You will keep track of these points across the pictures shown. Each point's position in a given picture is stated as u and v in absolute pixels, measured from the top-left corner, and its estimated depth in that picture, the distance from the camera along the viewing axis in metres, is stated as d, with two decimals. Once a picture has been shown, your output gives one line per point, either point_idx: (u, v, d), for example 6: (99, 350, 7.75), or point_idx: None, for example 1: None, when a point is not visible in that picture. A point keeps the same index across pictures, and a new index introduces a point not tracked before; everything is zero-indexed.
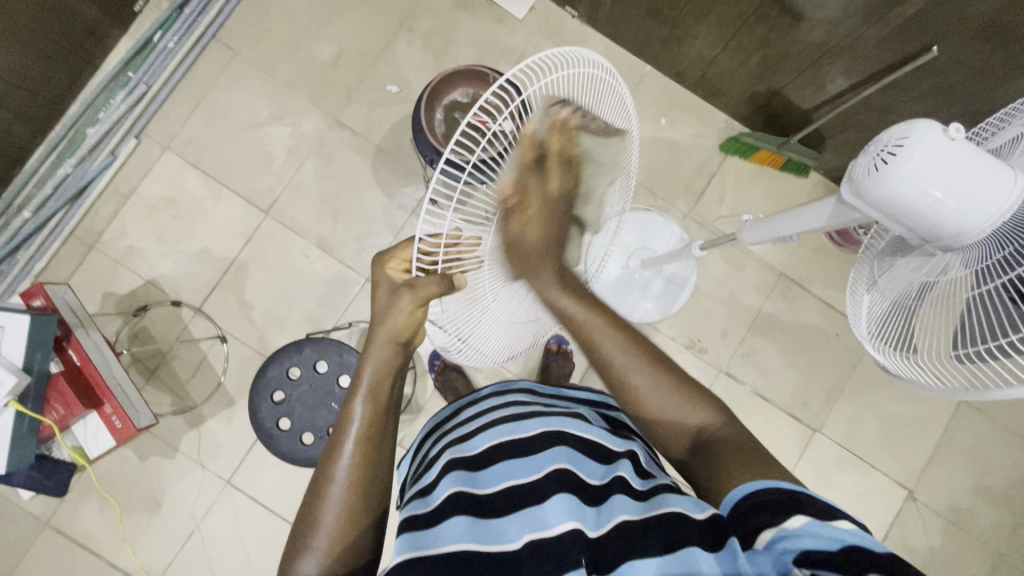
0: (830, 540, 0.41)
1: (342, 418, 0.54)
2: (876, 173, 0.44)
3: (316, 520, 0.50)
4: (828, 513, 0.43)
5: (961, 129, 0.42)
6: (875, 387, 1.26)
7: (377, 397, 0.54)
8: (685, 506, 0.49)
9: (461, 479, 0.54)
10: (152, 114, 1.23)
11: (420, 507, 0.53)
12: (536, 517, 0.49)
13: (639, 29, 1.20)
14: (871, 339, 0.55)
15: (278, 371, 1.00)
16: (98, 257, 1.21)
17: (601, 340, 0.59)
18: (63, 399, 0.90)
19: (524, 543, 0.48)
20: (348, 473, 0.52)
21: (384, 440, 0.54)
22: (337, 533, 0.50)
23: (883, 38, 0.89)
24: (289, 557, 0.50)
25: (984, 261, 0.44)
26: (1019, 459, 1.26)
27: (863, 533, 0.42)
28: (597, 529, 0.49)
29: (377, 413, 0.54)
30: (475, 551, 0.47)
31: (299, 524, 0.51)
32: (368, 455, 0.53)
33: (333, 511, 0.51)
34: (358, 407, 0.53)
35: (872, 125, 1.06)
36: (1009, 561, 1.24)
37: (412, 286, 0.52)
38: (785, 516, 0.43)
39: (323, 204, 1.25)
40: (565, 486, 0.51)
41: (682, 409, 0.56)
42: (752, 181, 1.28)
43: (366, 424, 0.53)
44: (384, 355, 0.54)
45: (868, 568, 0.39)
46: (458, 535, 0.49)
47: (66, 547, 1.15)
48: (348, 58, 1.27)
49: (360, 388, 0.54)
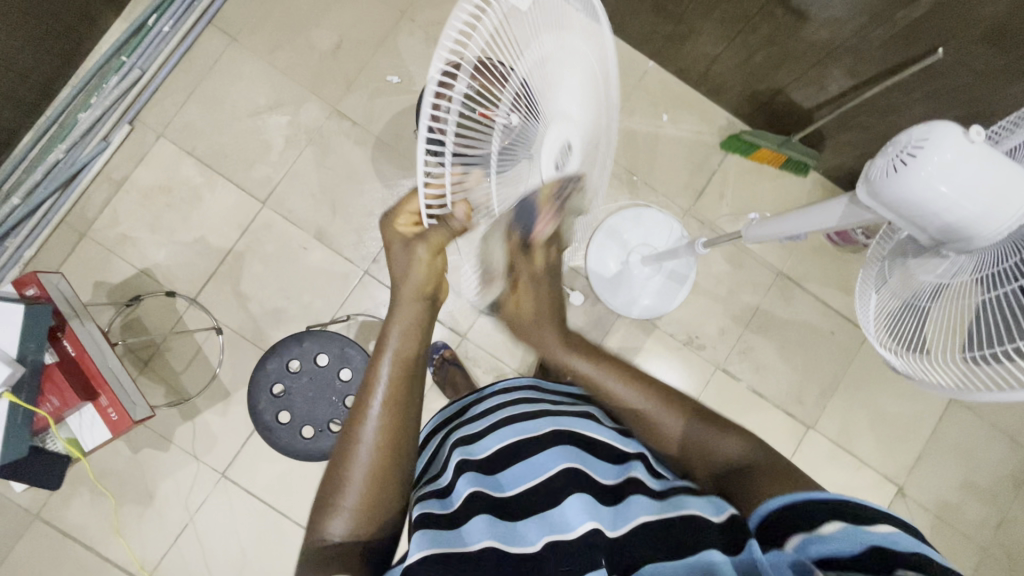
0: (859, 542, 0.42)
1: (367, 382, 0.54)
2: (895, 174, 0.44)
3: (343, 481, 0.51)
4: (865, 520, 0.44)
5: (980, 132, 0.43)
6: (868, 385, 1.28)
7: (403, 357, 0.54)
8: (702, 509, 0.51)
9: (477, 480, 0.54)
10: (145, 100, 1.20)
11: (437, 506, 0.53)
12: (556, 519, 0.49)
13: (643, 24, 1.19)
14: (880, 339, 0.55)
15: (277, 364, 0.99)
16: (90, 246, 1.18)
17: (600, 381, 0.67)
18: (58, 391, 0.89)
19: (544, 544, 0.48)
20: (372, 435, 0.52)
21: (411, 401, 0.54)
22: (366, 495, 0.51)
23: (890, 38, 0.89)
24: (317, 516, 0.52)
25: (995, 267, 0.45)
26: (1006, 456, 1.28)
27: (899, 536, 0.42)
28: (615, 530, 0.49)
29: (405, 374, 0.54)
30: (497, 549, 0.47)
31: (326, 484, 0.52)
32: (394, 417, 0.53)
33: (361, 473, 0.51)
34: (384, 370, 0.53)
35: (873, 126, 1.07)
36: (993, 555, 1.27)
37: (424, 238, 0.49)
38: (821, 523, 0.44)
39: (322, 195, 1.23)
40: (582, 486, 0.51)
41: (680, 426, 0.61)
42: (752, 179, 1.29)
43: (392, 385, 0.53)
44: (414, 303, 0.53)
45: (897, 565, 0.39)
46: (482, 532, 0.49)
47: (57, 539, 1.13)
48: (348, 47, 1.25)
49: (386, 351, 0.54)
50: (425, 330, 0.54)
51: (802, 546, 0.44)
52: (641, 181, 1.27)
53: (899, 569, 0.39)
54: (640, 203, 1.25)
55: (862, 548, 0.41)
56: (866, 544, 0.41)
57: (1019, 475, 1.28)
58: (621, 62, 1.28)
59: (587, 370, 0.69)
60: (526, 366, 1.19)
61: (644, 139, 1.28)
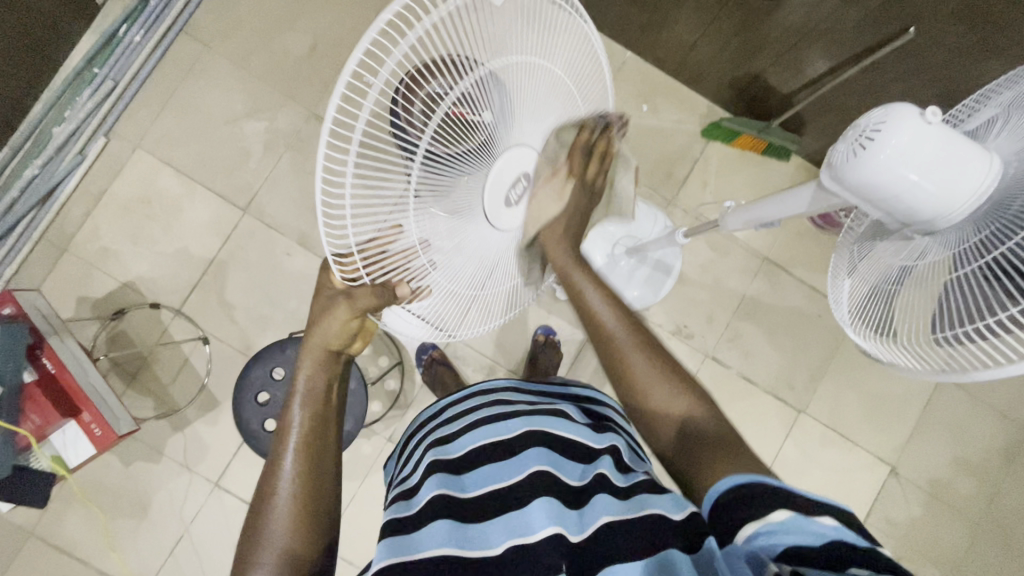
0: (812, 536, 0.42)
1: (280, 431, 0.57)
2: (855, 159, 0.44)
3: (264, 528, 0.52)
4: (812, 510, 0.44)
5: (937, 112, 0.42)
6: (857, 366, 1.28)
7: (314, 404, 0.58)
8: (663, 507, 0.50)
9: (444, 483, 0.54)
10: (119, 111, 1.17)
11: (402, 510, 0.54)
12: (519, 522, 0.49)
13: (618, 15, 1.19)
14: (853, 324, 0.55)
15: (261, 372, 0.99)
16: (73, 261, 1.18)
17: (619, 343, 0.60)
18: (40, 409, 0.90)
19: (506, 547, 0.48)
20: (290, 482, 0.54)
21: (325, 441, 0.58)
22: (287, 538, 0.52)
23: (861, 19, 0.89)
24: (237, 570, 0.51)
25: (963, 243, 0.44)
26: (996, 432, 1.29)
27: (843, 528, 0.43)
28: (580, 532, 0.49)
29: (316, 417, 0.58)
30: (456, 555, 0.47)
31: (246, 535, 0.52)
32: (307, 461, 0.56)
33: (280, 518, 0.52)
34: (295, 416, 0.57)
35: (851, 107, 1.06)
36: (987, 530, 1.27)
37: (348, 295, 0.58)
38: (771, 510, 0.45)
39: (303, 200, 1.22)
40: (547, 490, 0.51)
41: (669, 396, 0.58)
42: (734, 166, 1.28)
43: (303, 431, 0.57)
44: (320, 356, 0.60)
45: (849, 561, 0.40)
46: (440, 538, 0.48)
47: (52, 556, 1.13)
48: (322, 49, 1.24)
49: (297, 397, 0.58)
50: (332, 378, 0.60)
51: (753, 536, 0.44)
52: None
53: (851, 567, 0.40)
54: None
55: (817, 543, 0.42)
56: (820, 539, 0.42)
57: (1011, 449, 1.29)
58: None
59: (613, 331, 0.60)
60: (514, 363, 1.19)
61: (625, 130, 1.27)
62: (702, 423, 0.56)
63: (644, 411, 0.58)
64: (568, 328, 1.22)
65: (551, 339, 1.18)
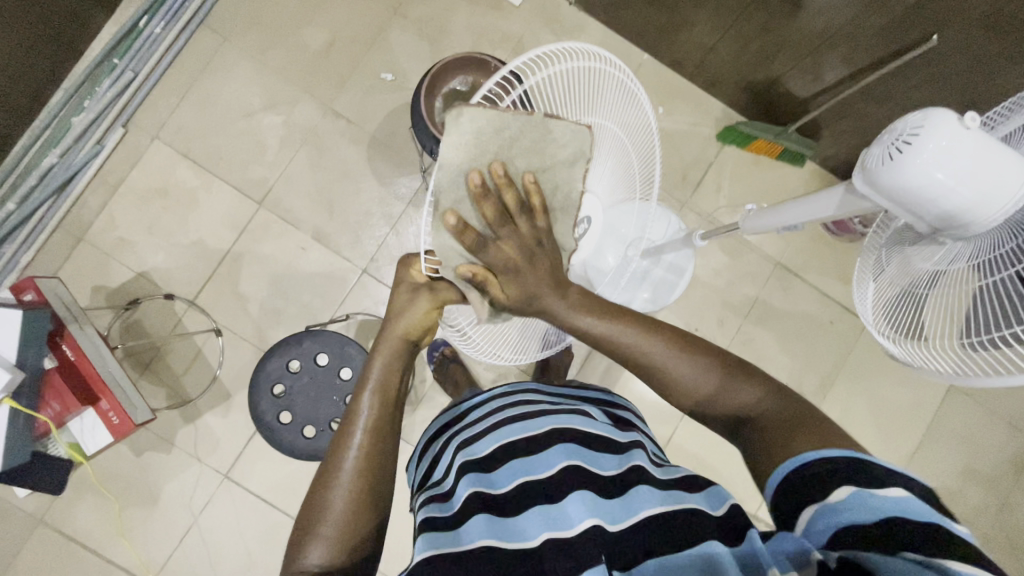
0: (872, 513, 0.42)
1: (351, 410, 0.58)
2: (890, 163, 0.44)
3: (324, 507, 0.53)
4: (877, 484, 0.44)
5: (975, 118, 0.43)
6: (868, 373, 1.28)
7: (387, 385, 0.59)
8: (700, 502, 0.52)
9: (476, 480, 0.56)
10: (139, 102, 1.19)
11: (440, 510, 0.56)
12: (557, 514, 0.51)
13: (636, 17, 1.19)
14: (879, 326, 0.55)
15: (277, 364, 0.99)
16: (87, 250, 1.18)
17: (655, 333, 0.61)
18: (59, 396, 0.91)
19: (544, 539, 0.49)
20: (354, 460, 0.55)
21: (391, 434, 0.58)
22: (343, 520, 0.52)
23: (884, 26, 0.89)
24: (295, 544, 0.52)
25: (994, 250, 0.45)
26: (1005, 442, 1.29)
27: (915, 507, 0.42)
28: (616, 524, 0.50)
29: (384, 408, 0.58)
30: (497, 546, 0.49)
31: (305, 510, 0.54)
32: (373, 450, 0.56)
33: (340, 498, 0.53)
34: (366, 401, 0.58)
35: (869, 114, 1.07)
36: (995, 540, 1.27)
37: (431, 289, 0.62)
38: (833, 489, 0.45)
39: (319, 194, 1.23)
40: (582, 482, 0.53)
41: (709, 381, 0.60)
42: (749, 170, 1.28)
43: (373, 420, 0.57)
44: (394, 346, 0.61)
45: (906, 543, 0.40)
46: (479, 532, 0.51)
47: (62, 544, 1.13)
48: (341, 45, 1.25)
49: (370, 384, 0.59)
50: (401, 371, 0.61)
51: (816, 513, 0.45)
52: None
53: (906, 551, 0.40)
54: None
55: (876, 521, 0.42)
56: (879, 517, 0.42)
57: (1020, 459, 1.29)
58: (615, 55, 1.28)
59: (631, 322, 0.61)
60: (525, 362, 1.20)
61: None
62: (740, 399, 0.58)
63: (672, 387, 0.61)
64: None
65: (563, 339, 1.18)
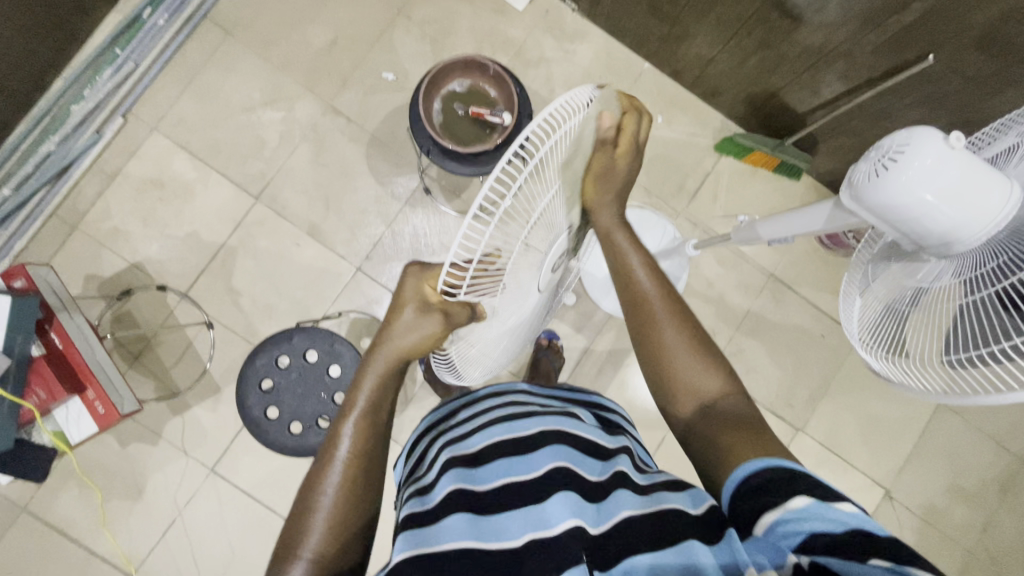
0: (833, 523, 0.44)
1: (332, 434, 0.57)
2: (876, 180, 0.45)
3: (308, 527, 0.53)
4: (829, 496, 0.46)
5: (960, 137, 0.43)
6: (857, 388, 1.29)
7: (370, 412, 0.57)
8: (681, 502, 0.52)
9: (459, 476, 0.56)
10: (139, 93, 1.20)
11: (418, 507, 0.55)
12: (537, 515, 0.50)
13: (639, 26, 1.20)
14: (866, 344, 0.56)
15: (267, 359, 0.99)
16: (81, 239, 1.18)
17: (658, 314, 0.61)
18: (45, 385, 0.89)
19: (525, 540, 0.49)
20: (337, 484, 0.55)
21: (375, 457, 0.57)
22: (325, 539, 0.52)
23: (880, 44, 0.90)
24: (277, 560, 0.52)
25: (978, 269, 0.45)
26: (992, 461, 1.29)
27: (861, 514, 0.45)
28: (597, 527, 0.50)
29: (368, 430, 0.57)
30: (474, 546, 0.49)
31: (289, 527, 0.54)
32: (356, 474, 0.56)
33: (322, 518, 0.53)
34: (350, 423, 0.57)
35: (865, 131, 1.07)
36: (978, 558, 1.27)
37: (444, 311, 0.52)
38: (791, 500, 0.46)
39: (316, 191, 1.23)
40: (567, 484, 0.53)
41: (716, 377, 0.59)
42: (746, 181, 1.29)
43: (359, 443, 0.57)
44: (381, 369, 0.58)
45: (867, 552, 0.42)
46: (459, 534, 0.50)
47: (44, 534, 1.13)
48: (344, 43, 1.25)
49: (356, 405, 0.57)
50: (392, 391, 0.59)
51: (778, 525, 0.45)
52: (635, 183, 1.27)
53: (872, 556, 0.42)
54: (633, 203, 1.24)
55: (836, 532, 0.43)
56: (839, 526, 0.44)
57: (1006, 479, 1.29)
58: (617, 63, 1.28)
59: (647, 289, 0.62)
60: (516, 366, 1.20)
61: None
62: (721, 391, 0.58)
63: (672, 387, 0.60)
64: (572, 334, 1.22)
65: (554, 343, 1.18)
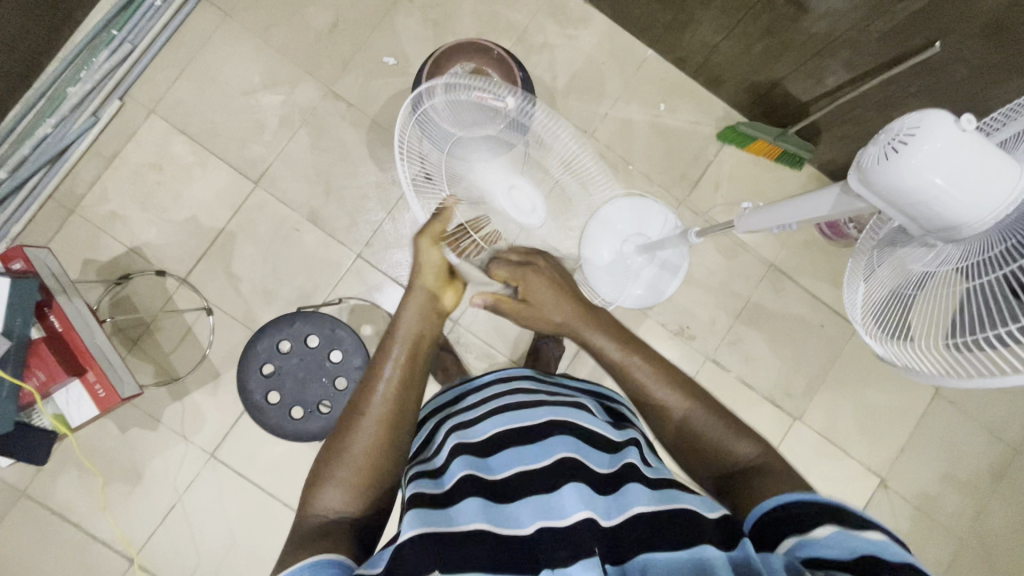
0: (850, 550, 0.43)
1: (380, 358, 0.61)
2: (886, 162, 0.44)
3: (342, 457, 0.56)
4: (858, 525, 0.45)
5: (972, 120, 0.43)
6: (854, 377, 1.30)
7: (413, 338, 0.63)
8: (696, 504, 0.53)
9: (471, 464, 0.57)
10: (136, 75, 1.18)
11: (431, 487, 0.56)
12: (550, 505, 0.51)
13: (643, 12, 1.19)
14: (867, 326, 0.56)
15: (267, 344, 0.99)
16: (79, 223, 1.17)
17: (652, 387, 0.65)
18: (45, 365, 0.89)
19: (536, 528, 0.50)
20: (378, 408, 0.58)
21: (416, 386, 0.61)
22: (361, 468, 0.55)
23: (887, 31, 0.89)
24: (312, 484, 0.55)
25: (985, 253, 0.45)
26: (986, 450, 1.31)
27: (887, 543, 0.44)
28: (609, 519, 0.51)
29: (411, 358, 0.62)
30: (489, 531, 0.50)
31: (324, 457, 0.57)
32: (397, 400, 0.59)
33: (360, 444, 0.56)
34: (396, 351, 0.62)
35: (868, 120, 1.07)
36: (970, 546, 1.29)
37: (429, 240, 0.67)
38: (814, 527, 0.46)
39: (316, 176, 1.22)
40: (577, 474, 0.54)
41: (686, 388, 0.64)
42: (748, 170, 1.28)
43: (400, 370, 0.61)
44: (422, 298, 0.65)
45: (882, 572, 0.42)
46: (472, 515, 0.51)
47: (44, 517, 1.13)
48: (344, 27, 1.23)
49: (398, 334, 0.63)
50: (434, 320, 0.66)
51: (795, 545, 0.46)
52: (637, 171, 1.26)
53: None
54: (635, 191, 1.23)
55: (848, 557, 0.43)
56: (854, 552, 0.43)
57: (999, 469, 1.31)
58: (620, 50, 1.27)
59: (632, 370, 0.66)
60: (516, 354, 1.20)
61: (641, 128, 1.27)
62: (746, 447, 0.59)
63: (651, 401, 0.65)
64: None
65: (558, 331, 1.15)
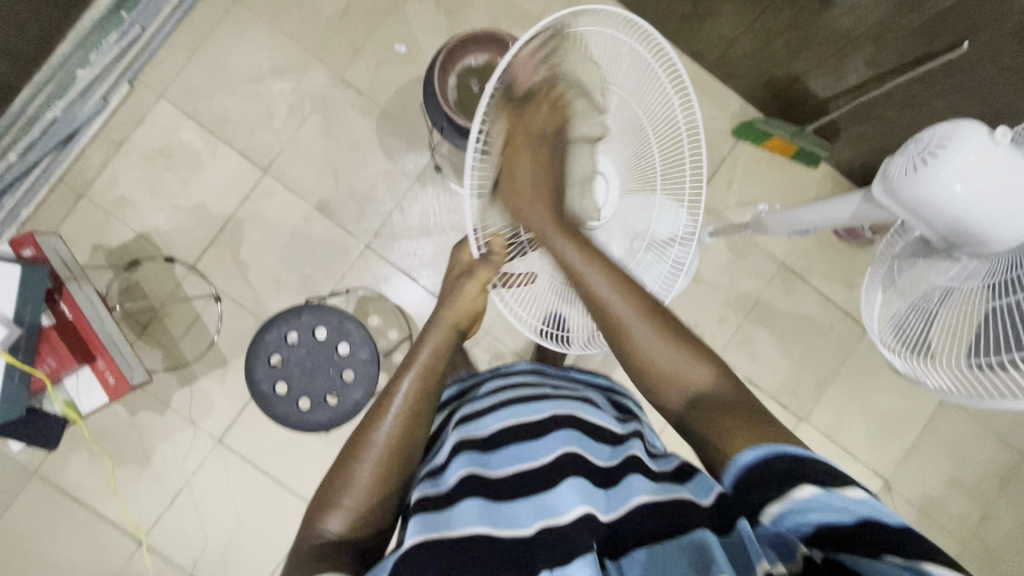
0: (840, 514, 0.43)
1: (389, 394, 0.63)
2: (915, 173, 0.44)
3: (350, 482, 0.56)
4: (838, 483, 0.44)
5: (1007, 132, 0.42)
6: (862, 378, 1.29)
7: (425, 372, 0.66)
8: (692, 492, 0.52)
9: (472, 460, 0.57)
10: (147, 60, 1.17)
11: (431, 488, 0.56)
12: (549, 504, 0.51)
13: (661, 3, 1.16)
14: (885, 339, 0.55)
15: (276, 335, 0.99)
16: (88, 208, 1.17)
17: (679, 377, 0.58)
18: (55, 352, 0.90)
19: (537, 529, 0.50)
20: (386, 437, 0.59)
21: (425, 413, 0.63)
22: (366, 492, 0.56)
23: (914, 29, 0.87)
24: (319, 510, 0.56)
25: (1006, 274, 0.46)
26: (992, 455, 1.30)
27: (874, 502, 0.43)
28: (608, 513, 0.52)
29: (422, 392, 0.63)
30: (487, 534, 0.50)
31: (330, 480, 0.57)
32: (402, 429, 0.60)
33: (366, 471, 0.57)
34: (406, 383, 0.64)
35: (889, 119, 1.04)
36: (972, 549, 1.28)
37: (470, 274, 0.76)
38: (795, 488, 0.44)
39: (324, 165, 1.21)
40: (578, 471, 0.54)
41: (681, 363, 0.58)
42: (763, 168, 1.26)
43: (407, 406, 0.62)
44: (445, 331, 0.72)
45: (885, 547, 0.40)
46: (470, 518, 0.51)
47: (55, 497, 1.15)
48: (355, 13, 1.21)
49: (414, 368, 0.66)
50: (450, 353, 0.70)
51: (781, 516, 0.45)
52: None
53: (885, 553, 0.40)
54: None
55: (848, 523, 0.42)
56: (849, 516, 0.42)
57: (1006, 474, 1.30)
58: None
59: (649, 347, 0.60)
60: (522, 346, 1.19)
61: None
62: None
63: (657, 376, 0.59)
64: None
65: None
